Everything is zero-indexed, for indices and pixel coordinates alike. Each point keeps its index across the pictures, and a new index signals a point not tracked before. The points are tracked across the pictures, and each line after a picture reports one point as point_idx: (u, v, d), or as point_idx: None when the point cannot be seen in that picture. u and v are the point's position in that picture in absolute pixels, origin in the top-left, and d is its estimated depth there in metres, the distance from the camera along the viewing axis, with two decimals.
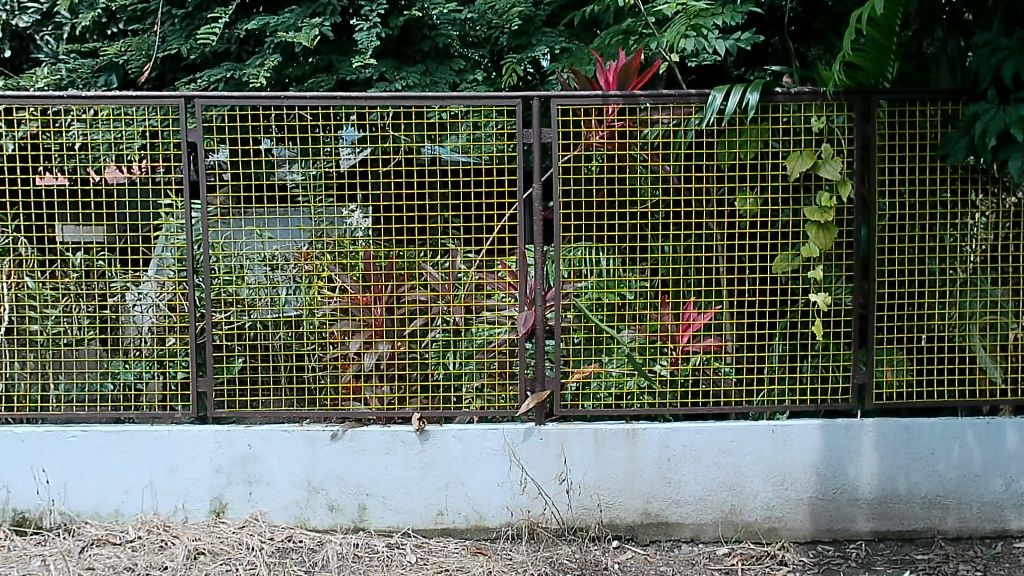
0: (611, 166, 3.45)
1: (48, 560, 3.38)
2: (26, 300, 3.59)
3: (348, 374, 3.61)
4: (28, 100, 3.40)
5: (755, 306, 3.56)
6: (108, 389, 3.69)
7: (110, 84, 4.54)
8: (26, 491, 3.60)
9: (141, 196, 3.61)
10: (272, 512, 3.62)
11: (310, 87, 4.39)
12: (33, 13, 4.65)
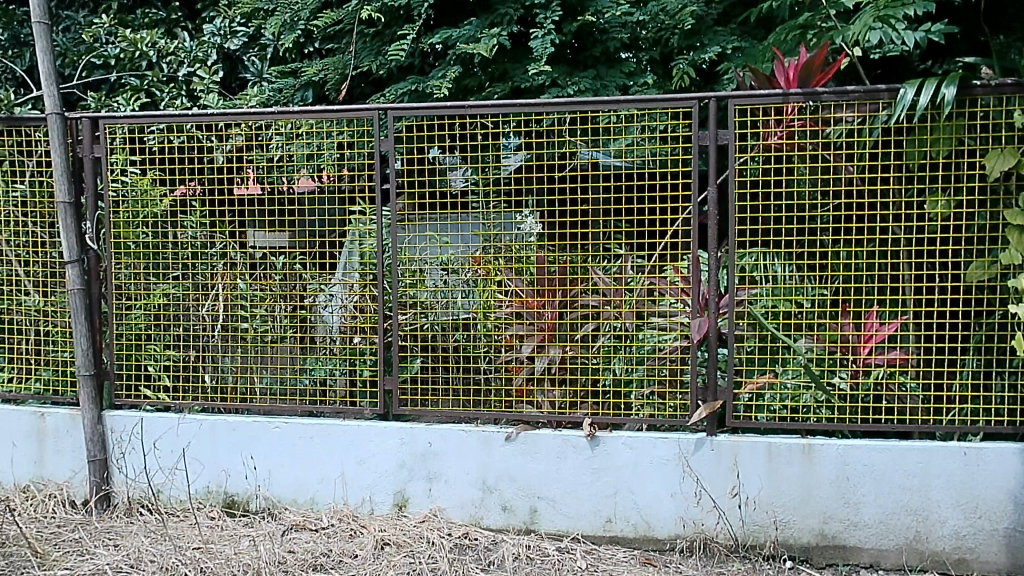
0: (775, 159, 3.32)
1: (254, 540, 3.65)
2: (239, 300, 3.98)
3: (520, 378, 3.70)
4: (242, 117, 3.77)
5: (941, 317, 3.28)
6: (301, 384, 3.98)
7: (306, 99, 4.91)
8: (236, 475, 3.98)
9: (327, 202, 3.95)
10: (450, 509, 3.77)
11: (486, 96, 4.53)
12: (242, 37, 5.14)
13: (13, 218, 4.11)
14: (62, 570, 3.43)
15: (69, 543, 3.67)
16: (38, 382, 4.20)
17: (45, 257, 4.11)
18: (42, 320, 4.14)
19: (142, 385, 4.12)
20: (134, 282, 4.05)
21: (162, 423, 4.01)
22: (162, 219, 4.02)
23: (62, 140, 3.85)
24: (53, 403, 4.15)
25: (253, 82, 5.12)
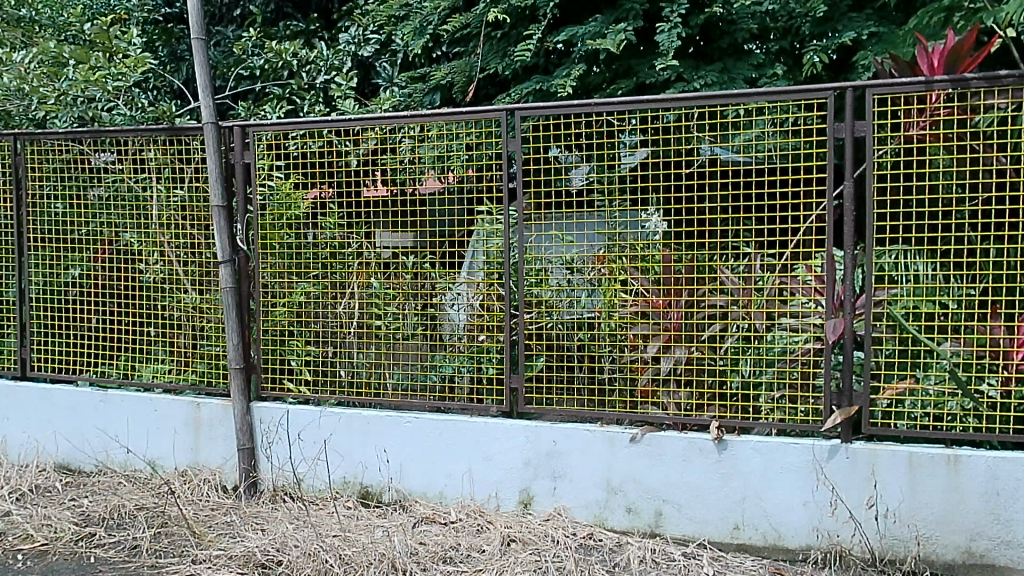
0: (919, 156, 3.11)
1: (388, 531, 3.73)
2: (372, 298, 4.14)
3: (644, 378, 3.67)
4: (375, 121, 3.93)
5: None
6: (430, 380, 4.10)
7: (434, 102, 5.04)
8: (371, 467, 4.13)
9: (451, 205, 4.00)
10: (575, 508, 3.77)
11: (611, 93, 4.52)
12: (374, 44, 5.45)
13: (172, 221, 4.43)
14: (215, 551, 3.68)
15: (221, 526, 3.92)
16: (194, 374, 4.50)
17: (200, 257, 4.41)
18: (197, 315, 4.45)
19: (285, 378, 4.34)
20: (277, 281, 4.29)
21: (305, 414, 4.22)
22: (301, 221, 4.22)
23: (217, 147, 4.13)
24: (208, 393, 4.44)
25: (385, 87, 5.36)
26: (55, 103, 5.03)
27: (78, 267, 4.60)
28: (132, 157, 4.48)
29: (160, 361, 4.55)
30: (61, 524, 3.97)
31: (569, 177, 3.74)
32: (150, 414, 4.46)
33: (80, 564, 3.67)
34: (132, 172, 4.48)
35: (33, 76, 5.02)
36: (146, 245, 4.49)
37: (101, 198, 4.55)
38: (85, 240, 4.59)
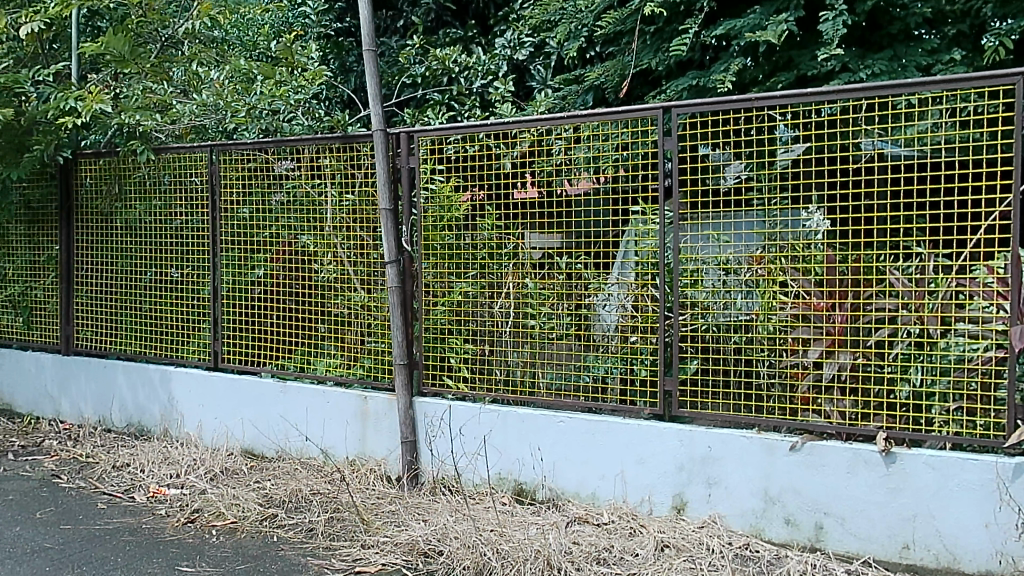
0: None
1: (542, 529, 3.74)
2: (527, 298, 4.23)
3: (805, 385, 3.55)
4: (530, 123, 4.07)
5: None
6: (583, 381, 4.14)
7: (587, 102, 5.07)
8: (525, 465, 4.20)
9: (600, 209, 4.05)
10: (730, 517, 3.67)
11: (770, 87, 4.41)
12: (529, 47, 5.59)
13: (344, 224, 4.69)
14: (382, 537, 3.88)
15: (387, 514, 4.11)
16: (361, 369, 4.73)
17: (367, 258, 4.64)
18: (365, 313, 4.68)
19: (444, 374, 4.49)
20: (438, 281, 4.46)
21: (466, 410, 4.35)
22: (460, 223, 4.38)
23: (385, 152, 4.38)
24: (374, 387, 4.68)
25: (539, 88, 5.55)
26: (245, 116, 5.45)
27: (262, 268, 4.98)
28: (309, 163, 4.77)
29: (330, 356, 4.82)
30: (247, 505, 4.31)
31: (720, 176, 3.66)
32: (323, 405, 4.74)
33: (265, 542, 3.97)
34: (309, 179, 4.77)
35: (228, 93, 5.47)
36: (320, 246, 4.78)
37: (281, 203, 4.89)
38: (267, 243, 4.96)
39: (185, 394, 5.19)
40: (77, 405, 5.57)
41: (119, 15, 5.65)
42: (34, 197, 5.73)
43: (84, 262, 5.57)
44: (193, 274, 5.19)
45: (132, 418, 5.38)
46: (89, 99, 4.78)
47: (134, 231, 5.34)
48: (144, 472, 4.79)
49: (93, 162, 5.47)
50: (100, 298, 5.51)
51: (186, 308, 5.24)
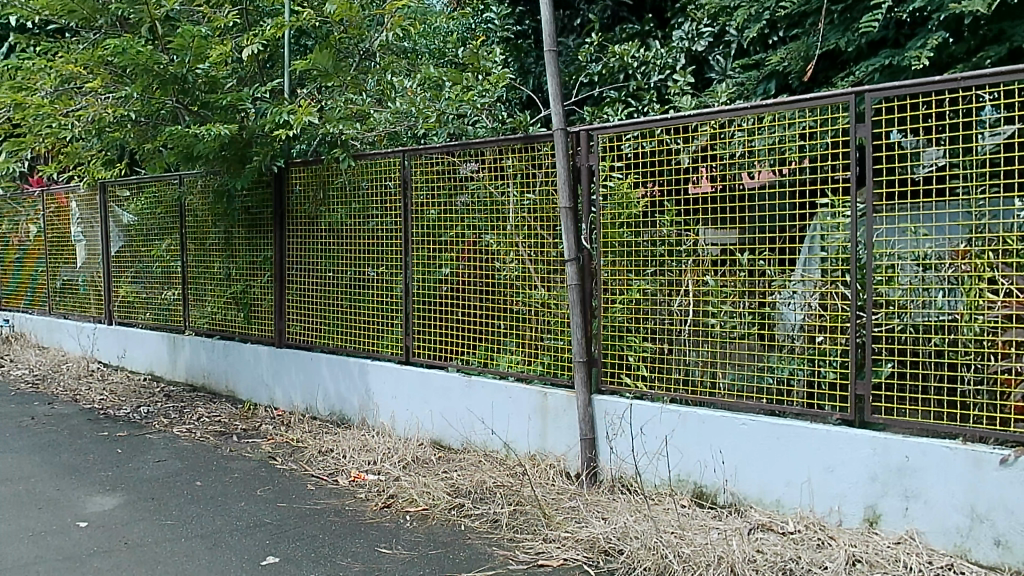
0: None
1: (724, 534, 3.63)
2: (708, 296, 4.13)
3: (1017, 393, 3.24)
4: (709, 116, 4.02)
5: None
6: (766, 382, 3.99)
7: (768, 91, 4.99)
8: (706, 468, 4.09)
9: (780, 201, 3.88)
10: (930, 534, 3.39)
11: (977, 62, 4.11)
12: (708, 36, 5.54)
13: (526, 223, 4.78)
14: (564, 532, 3.92)
15: (568, 509, 4.15)
16: (541, 365, 4.80)
17: (548, 257, 4.70)
18: (546, 311, 4.74)
19: (622, 373, 4.46)
20: (618, 280, 4.43)
21: (646, 409, 4.30)
22: (637, 221, 4.33)
23: (565, 151, 4.43)
24: (554, 383, 4.72)
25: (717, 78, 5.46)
26: (434, 122, 5.61)
27: (447, 266, 5.14)
28: (491, 164, 4.90)
29: (511, 352, 4.91)
30: (437, 493, 4.50)
31: (916, 164, 3.44)
32: (505, 400, 4.85)
33: (454, 530, 4.13)
34: (494, 179, 4.90)
35: (420, 101, 5.62)
36: (503, 245, 4.88)
37: (466, 204, 5.04)
38: (453, 242, 5.11)
39: (377, 386, 5.47)
40: (288, 393, 6.03)
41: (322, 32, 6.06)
42: (252, 205, 6.23)
43: (292, 262, 6.02)
44: (386, 273, 5.44)
45: (334, 407, 5.74)
46: (299, 112, 5.18)
47: (335, 233, 5.70)
48: (346, 458, 5.12)
49: (302, 169, 5.88)
50: (305, 295, 5.94)
51: (380, 305, 5.49)
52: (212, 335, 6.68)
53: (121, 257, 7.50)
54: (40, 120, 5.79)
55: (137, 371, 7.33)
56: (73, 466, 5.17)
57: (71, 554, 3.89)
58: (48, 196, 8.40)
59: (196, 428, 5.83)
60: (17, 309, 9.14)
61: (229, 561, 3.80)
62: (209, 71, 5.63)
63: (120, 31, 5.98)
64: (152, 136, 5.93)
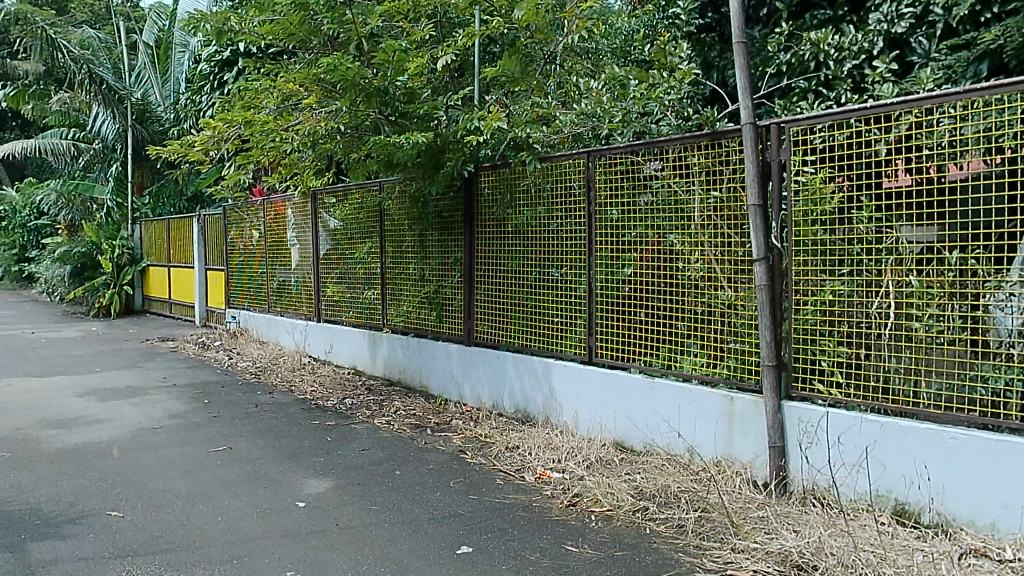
0: None
1: (932, 557, 3.34)
2: (910, 298, 3.81)
3: None
4: (915, 103, 3.75)
5: None
6: (976, 393, 3.61)
7: (980, 72, 4.73)
8: (910, 484, 3.77)
9: (992, 193, 3.51)
10: None
11: None
12: (909, 18, 5.21)
13: (710, 221, 4.64)
14: (753, 542, 3.75)
15: (756, 519, 3.97)
16: (725, 368, 4.64)
17: (735, 256, 4.53)
18: (732, 312, 4.57)
19: (815, 379, 4.21)
20: (811, 281, 4.19)
21: (844, 419, 4.03)
22: (832, 217, 4.08)
23: (754, 145, 4.25)
24: (740, 388, 4.55)
25: (919, 62, 5.14)
26: (620, 121, 5.52)
27: (631, 266, 5.10)
28: (675, 162, 4.80)
29: (694, 354, 4.80)
30: (621, 495, 4.46)
31: None
32: (689, 403, 4.73)
33: (638, 533, 4.08)
34: (677, 177, 4.80)
35: (607, 100, 5.58)
36: (687, 245, 4.77)
37: (649, 203, 4.97)
38: (635, 242, 5.06)
39: (562, 386, 5.51)
40: (477, 390, 6.24)
41: (511, 39, 6.23)
42: (445, 209, 6.50)
43: (481, 262, 6.22)
44: (571, 273, 5.48)
45: (519, 405, 5.87)
46: (489, 117, 5.34)
47: (521, 235, 5.82)
48: (532, 455, 5.21)
49: (491, 174, 6.05)
50: (493, 295, 6.12)
51: (564, 305, 5.54)
52: (408, 332, 7.05)
53: (330, 259, 8.10)
54: (265, 135, 6.31)
55: (342, 365, 7.89)
56: (290, 451, 5.65)
57: (291, 532, 4.26)
58: (268, 204, 9.24)
59: (394, 420, 6.18)
60: (242, 308, 10.13)
61: (427, 548, 4.00)
62: (407, 83, 5.95)
63: (331, 50, 6.41)
64: (356, 147, 6.25)
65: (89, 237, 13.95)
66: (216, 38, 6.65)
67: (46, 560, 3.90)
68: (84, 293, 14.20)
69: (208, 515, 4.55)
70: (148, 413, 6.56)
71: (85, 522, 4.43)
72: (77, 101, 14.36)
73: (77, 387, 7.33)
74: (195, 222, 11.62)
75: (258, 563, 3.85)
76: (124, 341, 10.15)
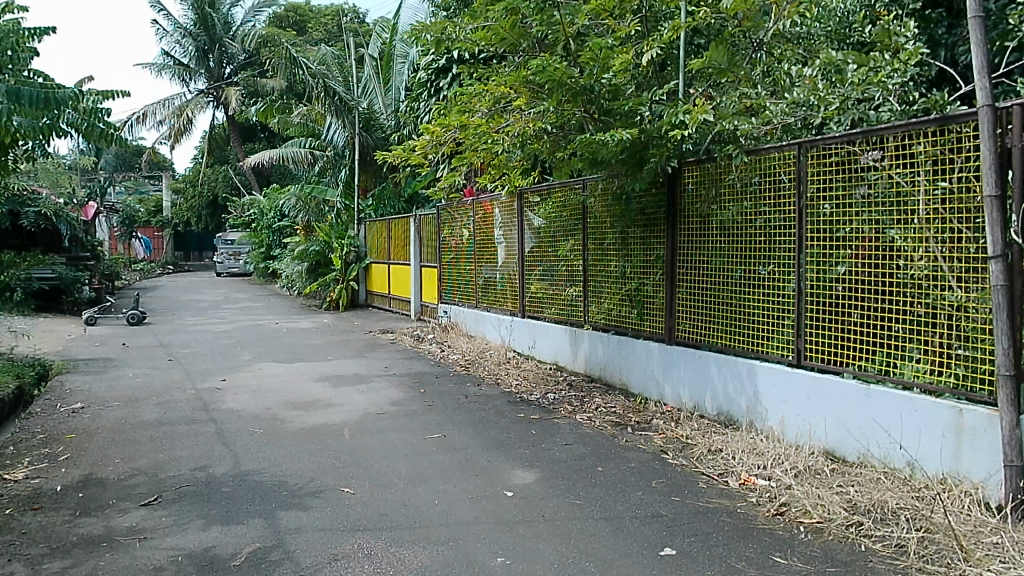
0: None
1: None
2: None
3: None
4: None
5: None
6: None
7: None
8: None
9: None
10: None
11: None
12: None
13: (937, 214, 4.23)
14: (986, 571, 3.36)
15: (990, 545, 3.55)
16: (952, 377, 4.21)
17: (965, 252, 4.10)
18: (962, 316, 4.14)
19: None
20: None
21: None
22: None
23: (992, 130, 3.81)
24: (970, 400, 4.10)
25: None
26: (836, 108, 5.12)
27: (845, 264, 4.76)
28: (897, 151, 4.43)
29: (915, 360, 4.40)
30: (833, 507, 4.17)
31: None
32: (909, 413, 4.33)
33: (853, 549, 3.79)
34: (900, 166, 4.42)
35: (823, 87, 5.21)
36: (911, 241, 4.37)
37: (866, 196, 4.61)
38: (850, 238, 4.72)
39: (769, 388, 5.25)
40: (678, 390, 6.11)
41: (717, 29, 6.17)
42: (648, 205, 6.42)
43: (684, 259, 6.08)
44: (779, 271, 5.22)
45: (722, 407, 5.68)
46: (695, 111, 5.22)
47: (726, 231, 5.63)
48: (736, 459, 5.00)
49: (696, 169, 5.90)
50: (696, 293, 5.96)
51: (772, 305, 5.29)
52: (610, 329, 7.06)
53: (534, 257, 8.30)
54: (479, 138, 6.58)
55: (545, 361, 8.03)
56: (498, 442, 5.86)
57: (500, 520, 4.43)
58: (478, 204, 9.64)
59: (596, 416, 6.22)
60: (454, 304, 10.62)
61: (631, 546, 3.98)
62: (613, 80, 5.94)
63: (538, 51, 6.54)
64: (563, 146, 6.33)
65: (322, 237, 15.38)
66: (434, 48, 7.01)
67: (292, 528, 4.35)
68: (319, 288, 15.58)
69: (425, 497, 4.84)
70: (373, 399, 7.08)
71: (323, 496, 4.88)
72: (312, 114, 15.65)
73: (314, 374, 8.05)
74: (413, 222, 12.36)
75: (471, 547, 4.05)
76: (351, 332, 11.01)
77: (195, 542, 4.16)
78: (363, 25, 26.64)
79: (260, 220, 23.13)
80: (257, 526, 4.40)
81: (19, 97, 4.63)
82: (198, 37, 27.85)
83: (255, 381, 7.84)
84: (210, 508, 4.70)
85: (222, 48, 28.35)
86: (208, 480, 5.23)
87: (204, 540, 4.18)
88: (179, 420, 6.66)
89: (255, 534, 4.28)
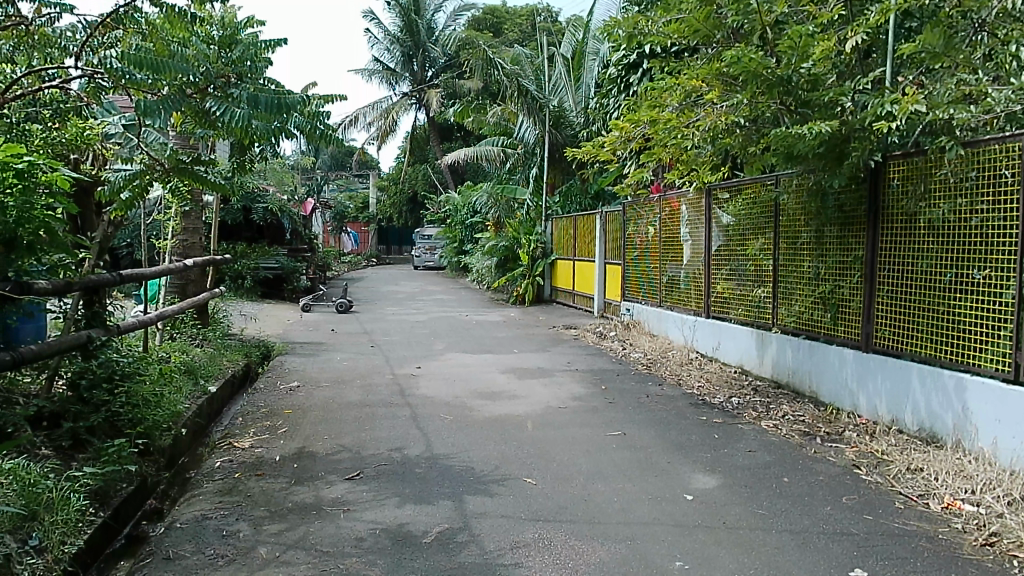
0: None
1: None
2: None
3: None
4: None
5: None
6: None
7: None
8: None
9: None
10: None
11: None
12: None
13: None
14: None
15: None
16: None
17: None
18: None
19: None
20: None
21: None
22: None
23: None
24: None
25: None
26: None
27: None
28: None
29: None
30: None
31: None
32: None
33: None
34: None
35: None
36: None
37: None
38: None
39: (982, 406, 4.73)
40: (875, 402, 5.68)
41: (933, 10, 5.82)
42: (846, 203, 6.02)
43: (886, 261, 5.64)
44: (997, 275, 4.70)
45: (924, 423, 5.20)
46: (905, 100, 4.79)
47: (938, 231, 5.15)
48: (939, 480, 4.57)
49: (901, 162, 5.45)
50: (900, 299, 5.50)
51: (987, 312, 4.78)
52: (801, 333, 6.70)
53: (722, 256, 8.05)
54: (668, 133, 6.43)
55: (729, 363, 7.76)
56: (680, 443, 5.75)
57: (680, 522, 4.34)
58: (664, 200, 9.52)
59: (783, 424, 5.93)
60: (637, 301, 10.54)
61: (819, 563, 3.76)
62: (812, 69, 5.59)
63: (733, 42, 6.31)
64: (755, 140, 6.08)
65: (512, 233, 15.83)
66: (627, 42, 6.96)
67: (478, 513, 4.51)
68: (509, 282, 16.07)
69: (606, 494, 4.84)
70: (556, 393, 7.19)
71: (507, 484, 5.02)
72: (509, 112, 16.04)
73: (502, 366, 8.30)
74: (600, 218, 12.39)
75: (649, 548, 4.00)
76: (535, 326, 11.24)
77: (390, 518, 4.43)
78: (553, 24, 27.15)
79: (454, 216, 24.11)
80: (446, 507, 4.61)
81: (257, 103, 4.34)
82: (405, 43, 29.70)
83: (447, 369, 8.20)
84: (404, 487, 4.98)
85: (427, 52, 29.89)
86: (403, 460, 5.54)
87: (399, 516, 4.45)
88: (379, 403, 7.11)
89: (443, 515, 4.49)
